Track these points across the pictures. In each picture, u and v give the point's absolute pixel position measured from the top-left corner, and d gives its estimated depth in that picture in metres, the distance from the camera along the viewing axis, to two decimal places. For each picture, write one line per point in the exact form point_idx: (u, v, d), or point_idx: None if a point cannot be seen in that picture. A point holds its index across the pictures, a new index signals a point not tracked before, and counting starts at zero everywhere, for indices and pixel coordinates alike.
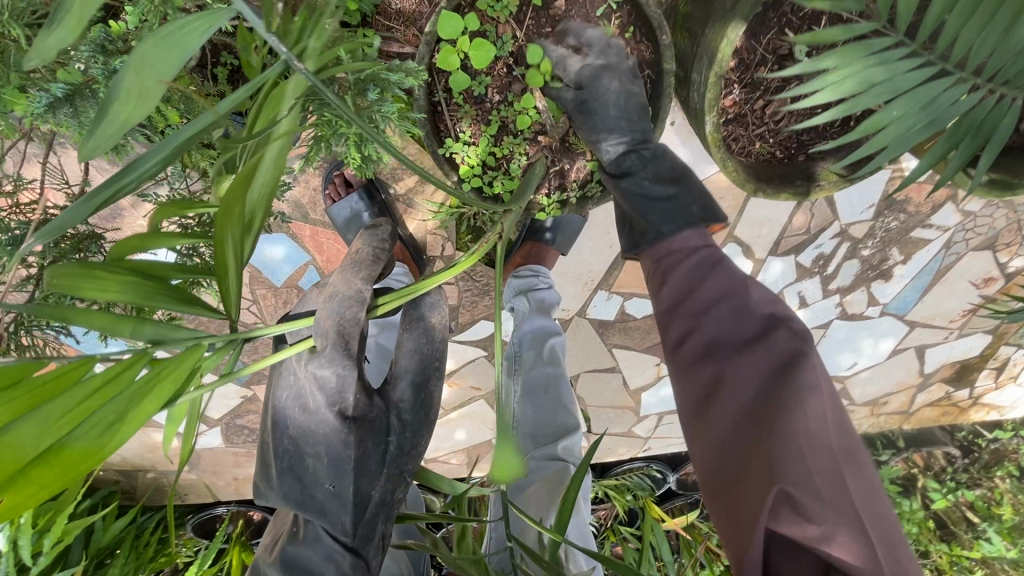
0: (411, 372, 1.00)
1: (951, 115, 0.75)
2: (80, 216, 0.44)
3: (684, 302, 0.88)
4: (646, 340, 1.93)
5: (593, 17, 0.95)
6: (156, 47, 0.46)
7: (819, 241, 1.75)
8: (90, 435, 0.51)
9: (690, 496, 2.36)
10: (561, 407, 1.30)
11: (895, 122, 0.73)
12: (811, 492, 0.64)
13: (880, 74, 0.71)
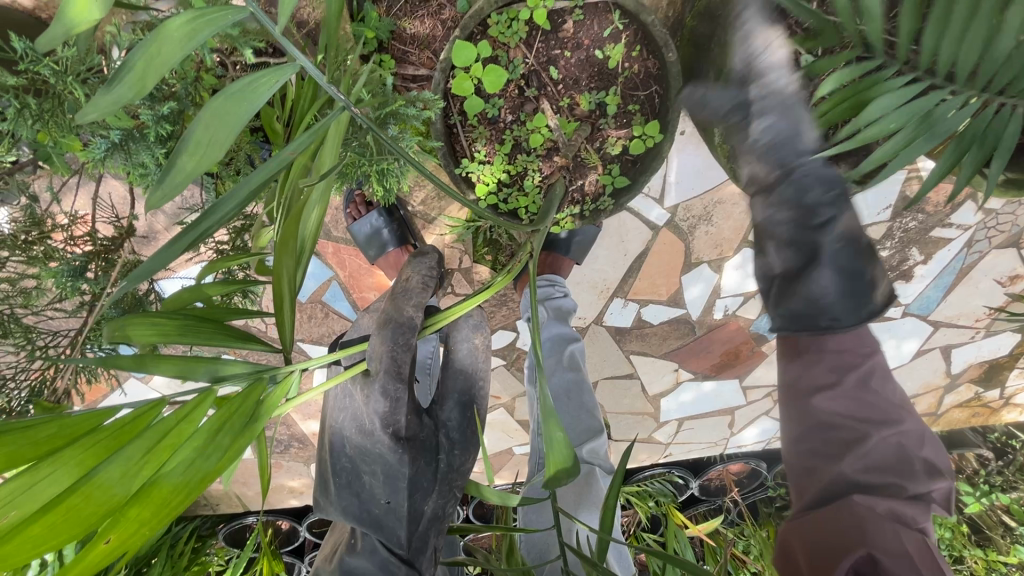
0: (454, 392, 1.14)
1: (952, 128, 0.77)
2: (165, 257, 0.48)
3: (821, 351, 0.92)
4: (663, 346, 1.94)
5: (601, 38, 0.97)
6: (225, 102, 0.51)
7: None
8: (180, 468, 0.53)
9: (714, 501, 2.38)
10: (584, 411, 1.32)
11: (892, 136, 0.78)
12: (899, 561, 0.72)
13: (875, 92, 0.80)
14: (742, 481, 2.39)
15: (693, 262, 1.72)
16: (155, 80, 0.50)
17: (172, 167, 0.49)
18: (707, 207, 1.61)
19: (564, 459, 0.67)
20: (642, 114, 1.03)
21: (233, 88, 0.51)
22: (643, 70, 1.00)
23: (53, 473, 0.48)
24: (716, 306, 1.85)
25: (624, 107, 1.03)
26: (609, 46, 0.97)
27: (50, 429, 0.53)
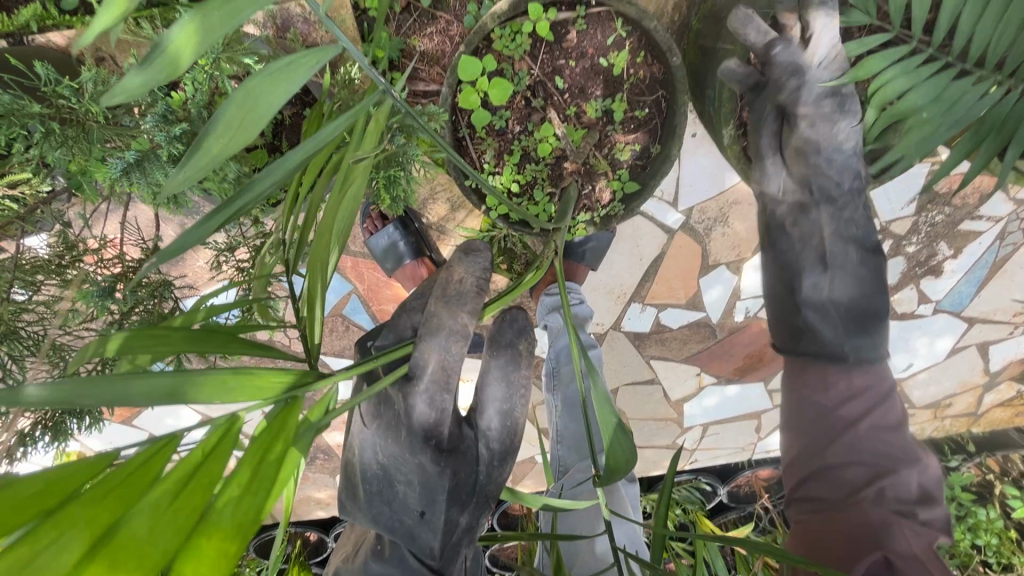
0: (497, 401, 1.08)
1: (974, 113, 0.87)
2: (201, 232, 0.49)
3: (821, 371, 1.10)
4: (684, 350, 1.92)
5: (605, 46, 0.97)
6: (265, 80, 0.52)
7: None
8: (232, 509, 0.49)
9: (744, 507, 2.34)
10: (603, 419, 1.33)
11: (923, 122, 0.88)
12: (909, 558, 0.86)
13: (908, 83, 0.88)
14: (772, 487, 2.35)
15: (710, 264, 1.70)
16: (183, 62, 0.50)
17: (199, 150, 0.50)
18: (723, 209, 1.59)
19: (623, 450, 0.66)
20: (648, 120, 1.03)
21: (271, 70, 0.53)
22: (648, 76, 1.00)
23: (59, 544, 0.43)
24: (736, 309, 1.83)
25: (630, 113, 1.03)
26: (612, 53, 0.98)
27: (33, 485, 0.46)
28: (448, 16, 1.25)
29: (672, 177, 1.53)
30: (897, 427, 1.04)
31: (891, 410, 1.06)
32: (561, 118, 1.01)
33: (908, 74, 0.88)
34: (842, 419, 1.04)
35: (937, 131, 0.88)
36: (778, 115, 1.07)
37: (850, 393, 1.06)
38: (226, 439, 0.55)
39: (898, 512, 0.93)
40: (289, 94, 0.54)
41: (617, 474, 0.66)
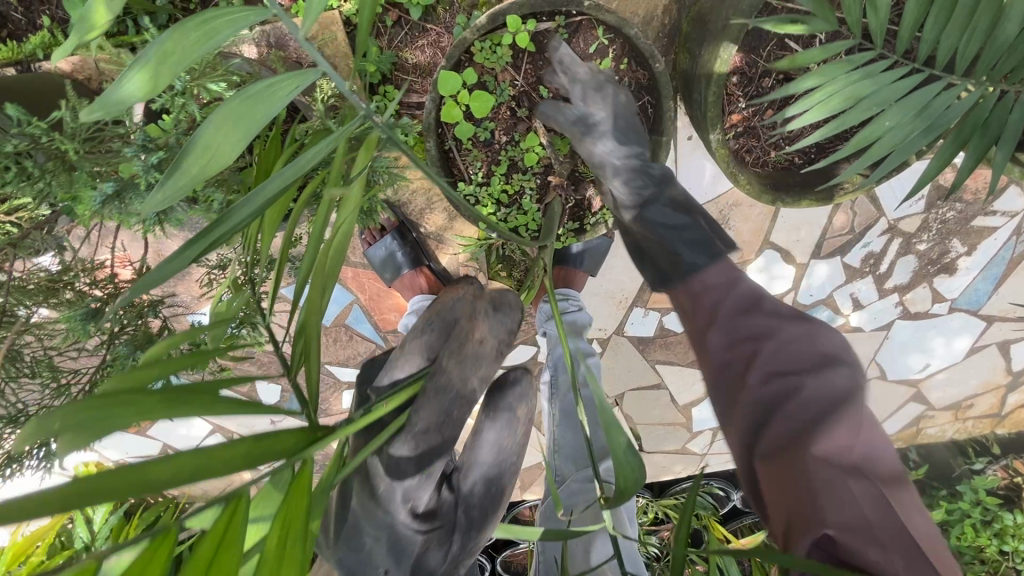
0: (485, 465, 1.10)
1: (948, 119, 0.73)
2: (179, 261, 0.49)
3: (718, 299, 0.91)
4: (690, 354, 1.89)
5: (588, 53, 0.97)
6: (246, 103, 0.53)
7: (866, 240, 1.67)
8: None
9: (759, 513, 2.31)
10: (599, 428, 1.31)
11: (890, 131, 0.73)
12: (855, 531, 0.66)
13: (866, 86, 0.73)
14: None
15: None
16: (165, 80, 0.52)
17: (176, 173, 0.51)
18: (723, 211, 1.57)
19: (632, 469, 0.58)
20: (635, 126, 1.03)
21: (252, 92, 0.53)
22: (634, 82, 1.00)
23: None
24: None
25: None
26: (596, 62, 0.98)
27: None
28: (438, 29, 1.26)
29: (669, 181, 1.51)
30: (799, 339, 0.83)
31: (784, 329, 0.84)
32: (547, 127, 1.02)
33: (874, 77, 0.73)
34: (797, 369, 0.79)
35: (911, 138, 0.74)
36: (769, 117, 1.05)
37: (751, 314, 0.87)
38: (232, 524, 0.51)
39: (843, 465, 0.71)
40: (270, 114, 0.54)
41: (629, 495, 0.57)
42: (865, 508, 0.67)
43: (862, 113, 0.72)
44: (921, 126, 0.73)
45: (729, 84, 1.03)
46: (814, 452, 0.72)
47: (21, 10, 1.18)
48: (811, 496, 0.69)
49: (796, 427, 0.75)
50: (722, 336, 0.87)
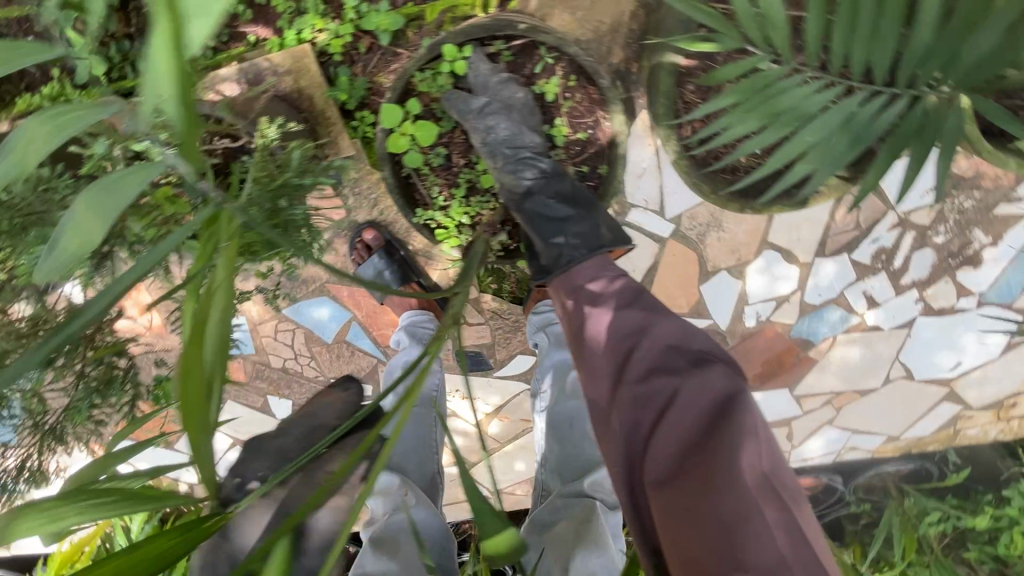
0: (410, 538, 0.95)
1: (873, 130, 0.74)
2: (35, 360, 0.51)
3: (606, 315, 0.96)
4: None
5: (533, 75, 1.07)
6: (98, 193, 0.57)
7: (874, 235, 1.60)
8: None
9: None
10: (586, 440, 1.32)
11: (814, 145, 0.73)
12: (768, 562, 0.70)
13: (782, 102, 0.76)
14: (816, 498, 2.22)
15: (709, 270, 1.62)
16: (35, 157, 0.59)
17: (56, 247, 0.56)
18: (715, 213, 1.53)
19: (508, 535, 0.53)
20: (591, 138, 1.10)
21: (107, 183, 0.58)
22: (585, 97, 1.07)
23: None
24: (745, 314, 1.71)
25: (572, 135, 1.11)
26: (542, 82, 1.07)
27: None
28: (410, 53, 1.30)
29: (654, 186, 1.48)
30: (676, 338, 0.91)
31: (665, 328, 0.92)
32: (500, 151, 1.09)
33: (794, 91, 0.76)
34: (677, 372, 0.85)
35: (836, 153, 0.73)
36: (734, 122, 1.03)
37: (628, 314, 0.95)
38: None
39: (749, 483, 0.75)
40: (131, 196, 0.58)
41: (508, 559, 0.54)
42: (756, 521, 0.72)
43: (783, 130, 0.74)
44: (846, 140, 0.73)
45: (684, 91, 1.03)
46: (716, 476, 0.75)
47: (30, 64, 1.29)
48: (712, 521, 0.73)
49: (687, 443, 0.79)
50: (599, 341, 0.95)
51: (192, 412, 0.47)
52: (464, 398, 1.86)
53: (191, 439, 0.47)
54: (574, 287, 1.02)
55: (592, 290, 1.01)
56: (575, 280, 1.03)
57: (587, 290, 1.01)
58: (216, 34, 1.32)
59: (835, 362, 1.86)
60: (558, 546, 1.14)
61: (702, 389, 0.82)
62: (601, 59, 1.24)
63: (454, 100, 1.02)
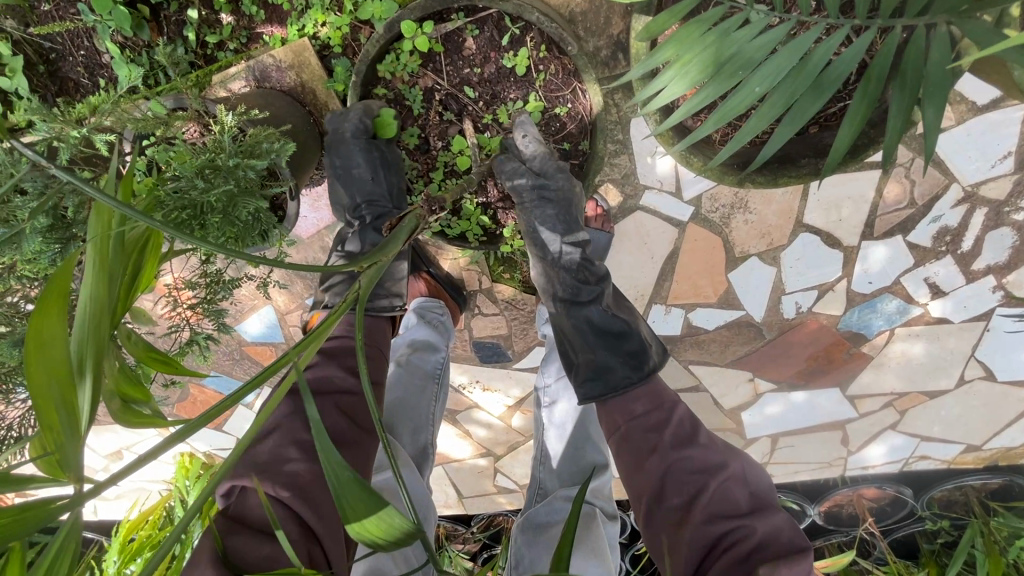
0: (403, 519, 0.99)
1: (843, 72, 0.61)
2: None
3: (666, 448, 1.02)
4: (728, 353, 1.64)
5: (501, 47, 1.10)
6: None
7: (935, 214, 1.39)
8: None
9: (848, 532, 2.03)
10: (589, 441, 1.26)
11: (764, 96, 0.62)
12: None
13: (729, 47, 0.64)
14: (882, 511, 1.98)
15: (738, 256, 1.48)
16: None
17: None
18: (740, 193, 1.39)
19: (380, 518, 0.44)
20: (570, 112, 1.14)
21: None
22: (560, 69, 1.10)
23: None
24: (783, 305, 1.55)
25: (550, 110, 1.14)
26: (512, 55, 1.10)
27: None
28: None
29: (669, 166, 1.36)
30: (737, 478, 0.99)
31: (727, 469, 1.00)
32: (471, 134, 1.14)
33: (738, 32, 0.65)
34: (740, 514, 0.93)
35: (801, 103, 0.63)
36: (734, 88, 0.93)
37: (690, 450, 1.02)
38: None
39: None
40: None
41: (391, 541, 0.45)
42: None
43: (729, 79, 0.65)
44: (806, 83, 0.61)
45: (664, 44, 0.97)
46: None
47: (84, 76, 1.38)
48: None
49: None
50: (659, 474, 1.01)
51: (55, 391, 0.43)
52: (484, 390, 1.82)
53: (46, 421, 0.42)
54: (630, 416, 1.08)
55: (650, 424, 1.06)
56: (631, 406, 1.09)
57: (644, 424, 1.06)
58: (236, 37, 1.37)
59: (895, 359, 1.65)
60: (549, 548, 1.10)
61: (769, 532, 0.90)
62: (599, 30, 1.15)
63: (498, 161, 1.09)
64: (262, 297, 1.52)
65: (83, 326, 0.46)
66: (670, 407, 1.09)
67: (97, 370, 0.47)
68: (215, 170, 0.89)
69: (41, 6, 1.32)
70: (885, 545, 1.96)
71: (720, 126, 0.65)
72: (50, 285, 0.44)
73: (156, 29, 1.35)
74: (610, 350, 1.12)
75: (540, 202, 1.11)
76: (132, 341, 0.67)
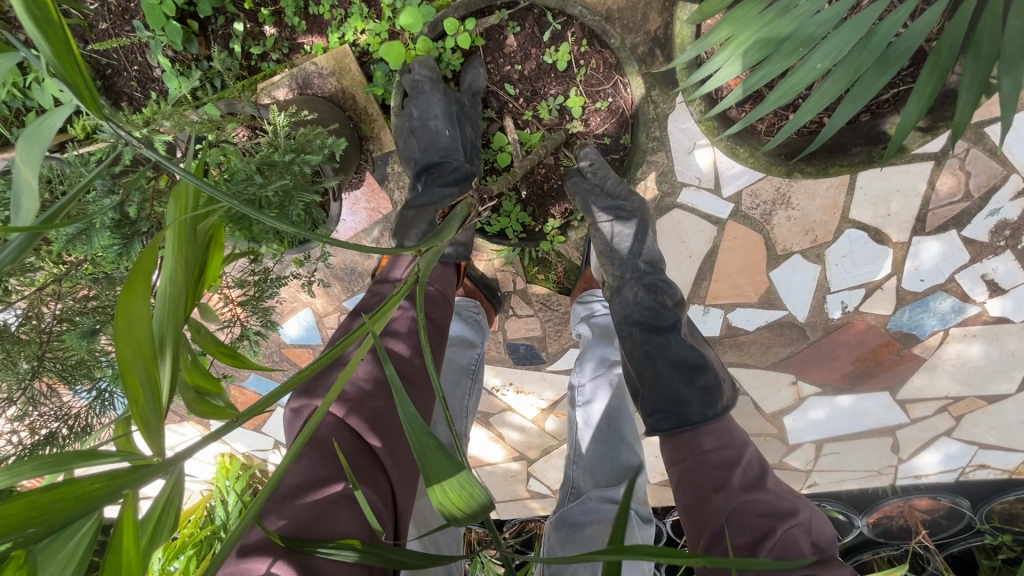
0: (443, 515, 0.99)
1: (911, 46, 0.59)
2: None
3: (731, 491, 1.00)
4: (769, 355, 1.59)
5: (541, 42, 1.11)
6: (25, 143, 0.53)
7: (992, 207, 1.33)
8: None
9: (899, 545, 1.93)
10: (623, 442, 1.24)
11: (824, 74, 0.61)
12: None
13: (786, 24, 0.63)
14: (937, 523, 1.88)
15: (780, 254, 1.44)
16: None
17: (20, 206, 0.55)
18: (782, 189, 1.36)
19: (462, 487, 0.40)
20: (612, 106, 1.15)
21: (23, 135, 0.53)
22: (601, 63, 1.12)
23: None
24: (828, 304, 1.49)
25: (591, 105, 1.15)
26: (552, 50, 1.12)
27: None
28: None
29: (708, 162, 1.34)
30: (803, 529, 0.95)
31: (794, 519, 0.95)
32: (512, 129, 1.16)
33: (797, 9, 0.63)
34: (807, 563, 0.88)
35: (866, 80, 0.61)
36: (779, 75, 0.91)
37: (759, 493, 0.99)
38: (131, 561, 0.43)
39: None
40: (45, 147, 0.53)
41: (462, 517, 0.41)
42: None
43: (787, 59, 0.63)
44: (871, 58, 0.60)
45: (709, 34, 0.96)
46: None
47: (137, 89, 1.45)
48: None
49: None
50: (726, 511, 0.98)
51: (139, 366, 0.44)
52: (517, 393, 1.81)
53: (132, 397, 0.44)
54: (698, 449, 1.07)
55: (719, 461, 1.04)
56: (700, 441, 1.08)
57: (713, 460, 1.05)
58: (279, 48, 1.41)
59: (949, 361, 1.57)
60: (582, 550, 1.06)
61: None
62: (637, 27, 1.14)
63: (573, 186, 1.17)
64: (302, 299, 1.56)
65: (163, 310, 0.49)
66: (739, 451, 1.06)
67: (175, 350, 0.49)
68: (270, 165, 0.96)
69: (99, 24, 1.40)
70: (941, 560, 1.86)
71: (775, 106, 0.64)
72: (136, 267, 0.46)
73: (204, 43, 1.41)
74: (682, 380, 1.13)
75: (622, 223, 1.20)
76: (202, 338, 0.69)
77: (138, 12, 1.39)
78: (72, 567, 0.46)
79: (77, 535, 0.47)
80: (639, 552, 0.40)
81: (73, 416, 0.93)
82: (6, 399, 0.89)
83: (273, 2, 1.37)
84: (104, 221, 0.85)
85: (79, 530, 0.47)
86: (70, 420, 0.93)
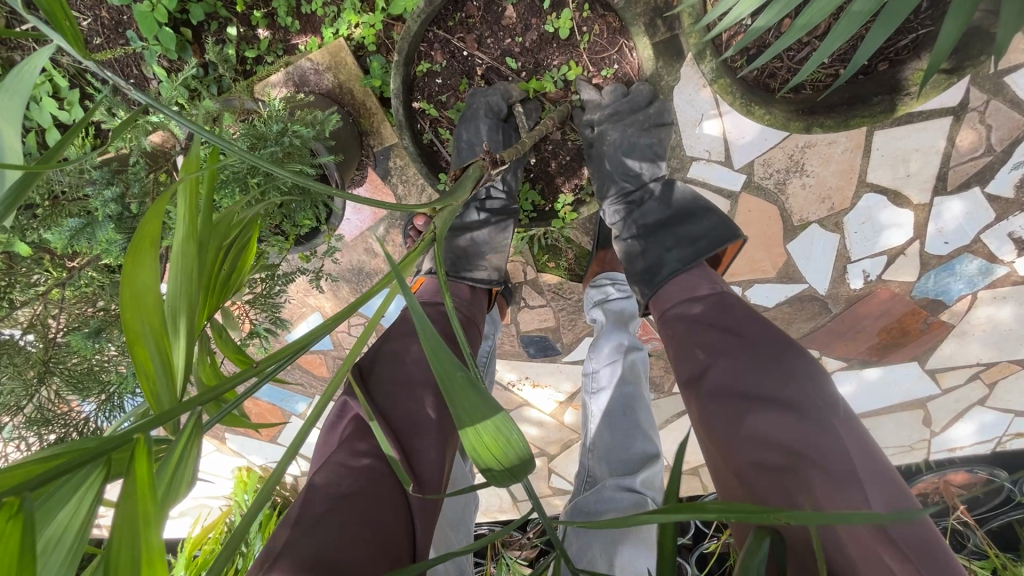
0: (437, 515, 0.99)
1: None
2: None
3: (702, 334, 0.95)
4: (791, 332, 1.55)
5: (541, 10, 1.09)
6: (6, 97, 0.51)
7: (1016, 161, 1.28)
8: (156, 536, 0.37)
9: (935, 523, 1.86)
10: (639, 430, 1.20)
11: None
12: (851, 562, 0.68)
13: None
14: (975, 499, 1.81)
15: (797, 225, 1.40)
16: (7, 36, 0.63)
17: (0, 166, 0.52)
18: (795, 156, 1.32)
19: (499, 431, 0.38)
20: (618, 73, 1.13)
21: (1, 83, 0.50)
22: (605, 28, 1.09)
23: None
24: (849, 274, 1.45)
25: (596, 73, 1.13)
26: (553, 18, 1.09)
27: None
28: None
29: (717, 133, 1.30)
30: (775, 353, 0.86)
31: (761, 351, 0.87)
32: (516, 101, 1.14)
33: None
34: (759, 401, 0.83)
35: None
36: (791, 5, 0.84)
37: (721, 331, 0.93)
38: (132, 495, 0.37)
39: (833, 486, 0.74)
40: (26, 99, 0.51)
41: (491, 470, 0.39)
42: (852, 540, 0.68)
43: None
44: None
45: None
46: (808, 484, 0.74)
47: None
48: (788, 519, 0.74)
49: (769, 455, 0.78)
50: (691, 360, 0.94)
51: (147, 335, 0.42)
52: (534, 386, 1.78)
53: (140, 367, 0.42)
54: (676, 307, 1.03)
55: (690, 310, 1.00)
56: (679, 297, 1.04)
57: (681, 313, 1.01)
58: (273, 50, 1.39)
59: (979, 326, 1.52)
60: (599, 536, 1.00)
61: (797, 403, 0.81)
62: None
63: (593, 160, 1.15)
64: (311, 303, 1.54)
65: (176, 281, 0.46)
66: (714, 292, 1.01)
67: (188, 326, 0.47)
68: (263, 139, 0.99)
69: (94, 38, 1.38)
70: (981, 536, 1.78)
71: (797, 37, 0.60)
72: (143, 228, 0.43)
73: (197, 51, 1.39)
74: (671, 254, 1.10)
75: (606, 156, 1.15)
76: (223, 340, 0.66)
77: (131, 24, 1.37)
78: (74, 532, 0.38)
79: (83, 488, 0.39)
80: (709, 509, 0.39)
81: (83, 424, 0.91)
82: (16, 410, 0.88)
83: (265, 4, 1.35)
84: (105, 213, 0.85)
85: (85, 485, 0.40)
86: (81, 428, 0.91)
